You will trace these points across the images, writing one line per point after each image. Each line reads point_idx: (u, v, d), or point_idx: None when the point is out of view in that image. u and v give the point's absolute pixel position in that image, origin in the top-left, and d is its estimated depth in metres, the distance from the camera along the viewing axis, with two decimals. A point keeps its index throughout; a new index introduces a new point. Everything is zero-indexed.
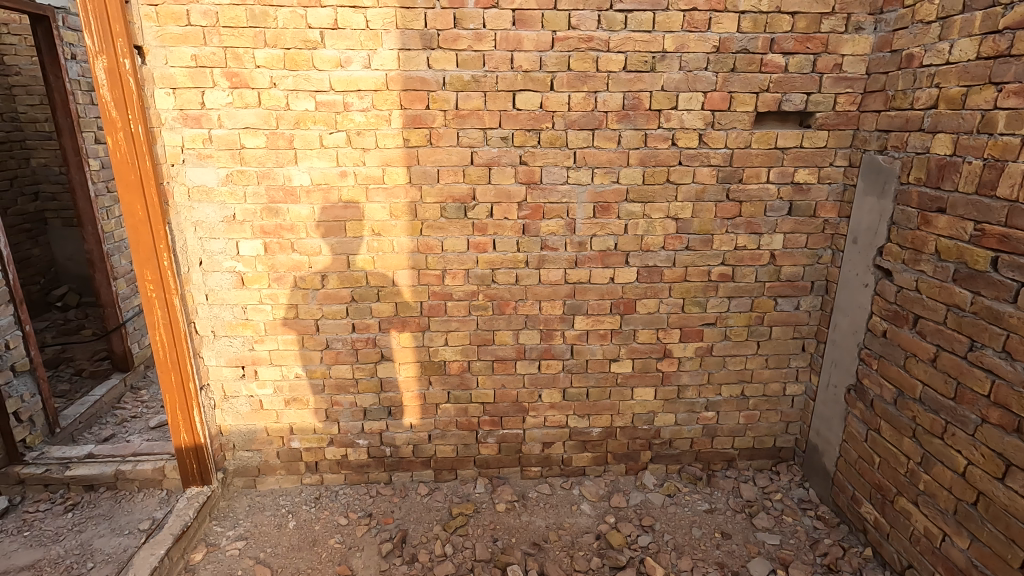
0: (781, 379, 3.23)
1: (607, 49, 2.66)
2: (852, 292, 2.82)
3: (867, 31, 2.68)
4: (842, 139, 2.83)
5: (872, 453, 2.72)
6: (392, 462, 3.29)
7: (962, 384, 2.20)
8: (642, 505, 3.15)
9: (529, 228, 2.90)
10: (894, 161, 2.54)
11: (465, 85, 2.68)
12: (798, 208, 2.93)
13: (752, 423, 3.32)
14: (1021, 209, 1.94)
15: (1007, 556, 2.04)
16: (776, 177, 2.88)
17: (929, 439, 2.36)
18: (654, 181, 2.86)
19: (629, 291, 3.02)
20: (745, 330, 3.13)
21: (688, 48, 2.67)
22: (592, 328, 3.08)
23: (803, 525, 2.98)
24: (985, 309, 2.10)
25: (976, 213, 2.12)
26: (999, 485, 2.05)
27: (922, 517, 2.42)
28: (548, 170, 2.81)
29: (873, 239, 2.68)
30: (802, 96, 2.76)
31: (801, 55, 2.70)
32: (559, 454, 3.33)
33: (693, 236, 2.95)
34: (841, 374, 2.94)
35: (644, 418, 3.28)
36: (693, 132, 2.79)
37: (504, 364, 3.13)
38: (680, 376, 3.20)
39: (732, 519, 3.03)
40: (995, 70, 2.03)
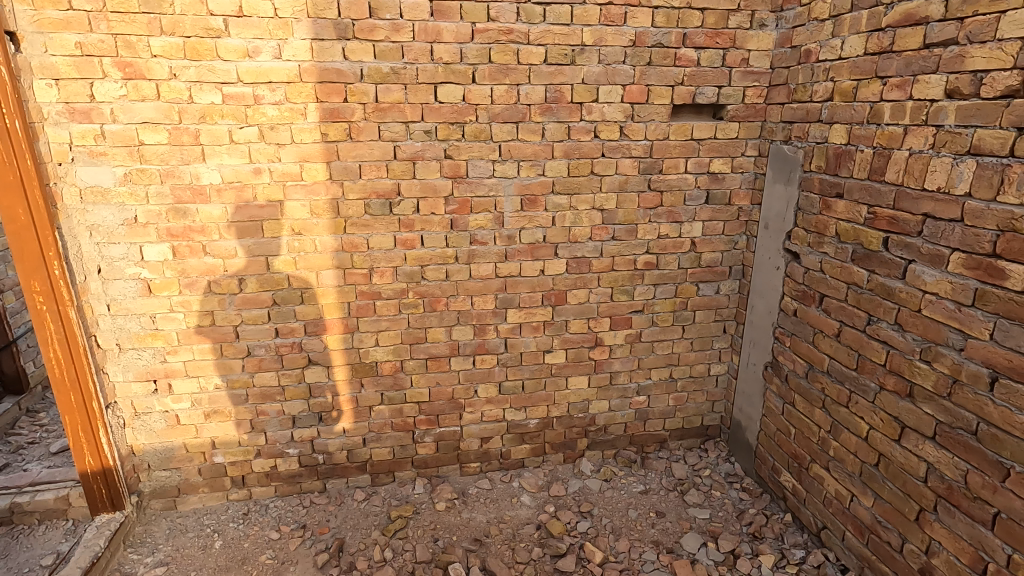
0: (705, 361, 3.39)
1: (527, 42, 2.66)
2: (766, 275, 2.99)
3: (770, 28, 2.83)
4: (752, 130, 2.98)
5: (789, 425, 2.90)
6: (325, 470, 3.17)
7: (863, 356, 2.38)
8: (580, 492, 3.21)
9: (458, 223, 2.86)
10: (798, 150, 2.71)
11: (384, 78, 2.60)
12: (715, 197, 3.07)
13: (681, 405, 3.45)
14: (906, 193, 2.11)
15: (905, 510, 2.22)
16: (694, 167, 3.00)
17: (836, 408, 2.55)
18: (579, 173, 2.89)
19: (559, 282, 3.06)
20: (670, 315, 3.24)
21: (606, 41, 2.72)
22: (525, 321, 3.10)
23: (730, 497, 3.14)
24: (879, 286, 2.27)
25: (868, 198, 2.29)
26: (896, 446, 2.24)
27: (833, 480, 2.60)
28: (473, 164, 2.79)
29: (782, 224, 2.85)
30: (714, 89, 2.88)
31: (712, 49, 2.82)
32: (498, 448, 3.33)
33: (619, 226, 3.02)
34: (759, 352, 3.12)
35: (579, 406, 3.34)
36: (614, 125, 2.85)
37: (438, 362, 3.08)
38: (612, 363, 3.28)
39: (666, 497, 3.15)
40: (880, 65, 2.20)
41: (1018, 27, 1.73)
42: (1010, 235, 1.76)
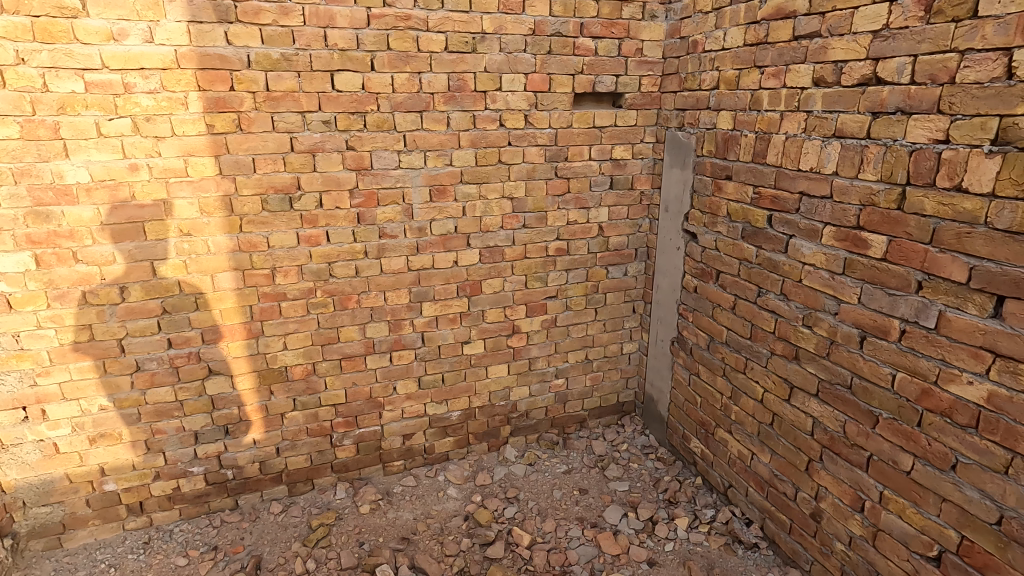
0: (618, 340, 3.53)
1: (426, 29, 2.61)
2: (669, 255, 3.16)
3: (660, 19, 2.97)
4: (649, 118, 3.12)
5: (695, 395, 3.09)
6: (236, 486, 2.97)
7: (755, 325, 2.58)
8: (506, 479, 3.24)
9: (365, 217, 2.76)
10: (690, 136, 2.87)
11: (274, 64, 2.44)
12: (618, 182, 3.18)
13: (597, 384, 3.58)
14: (785, 173, 2.30)
15: (797, 462, 2.45)
16: (597, 154, 3.09)
17: (735, 375, 2.75)
18: (487, 162, 2.89)
19: (474, 272, 3.05)
20: (583, 299, 3.34)
21: (506, 29, 2.72)
22: (441, 314, 3.06)
23: (647, 468, 3.30)
24: (766, 260, 2.47)
25: (753, 179, 2.47)
26: (786, 405, 2.46)
27: (736, 442, 2.82)
28: (378, 154, 2.70)
29: (680, 206, 3.02)
30: (612, 78, 2.98)
31: (608, 39, 2.90)
32: (421, 443, 3.28)
33: (529, 214, 3.06)
34: (665, 329, 3.29)
35: (500, 395, 3.36)
36: (519, 113, 2.87)
37: (353, 362, 2.98)
38: (530, 349, 3.33)
39: (588, 474, 3.26)
40: (758, 55, 2.38)
41: (868, 22, 1.91)
42: (869, 209, 1.96)
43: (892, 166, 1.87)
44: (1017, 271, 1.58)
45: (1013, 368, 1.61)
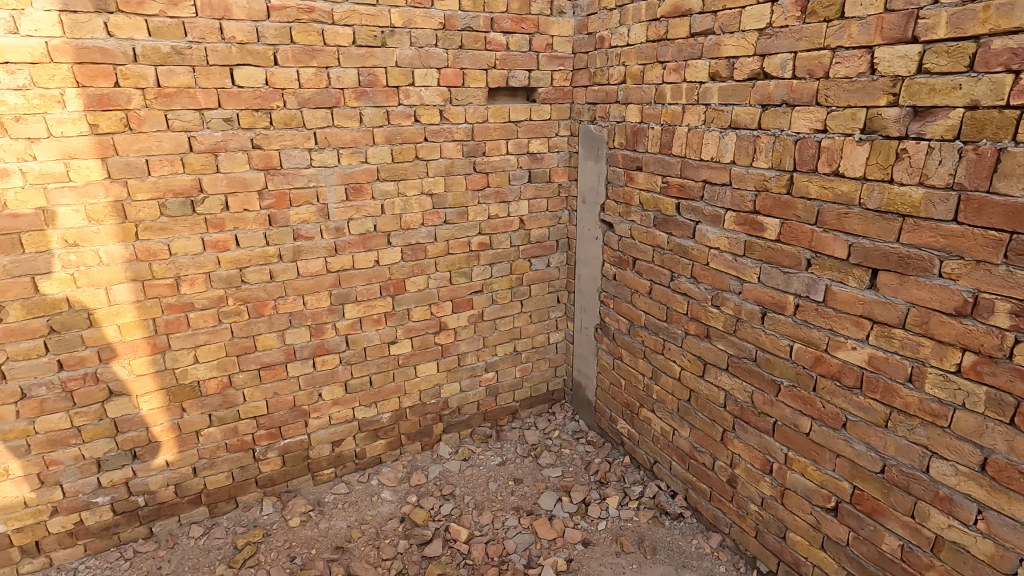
0: (544, 331, 3.60)
1: (332, 22, 2.52)
2: (588, 245, 3.26)
3: (568, 15, 3.04)
4: (562, 112, 3.19)
5: (619, 378, 3.22)
6: (149, 512, 2.77)
7: (670, 308, 2.72)
8: (441, 476, 3.24)
9: (277, 219, 2.64)
10: (602, 129, 2.97)
11: (164, 58, 2.27)
12: (536, 175, 3.24)
13: (527, 375, 3.64)
14: (689, 163, 2.44)
15: (713, 434, 2.61)
16: (514, 148, 3.12)
17: (655, 356, 2.89)
18: (403, 158, 2.84)
19: (396, 271, 3.00)
20: (508, 292, 3.38)
21: (416, 24, 2.69)
22: (364, 315, 2.99)
23: (578, 452, 3.41)
24: (676, 245, 2.61)
25: (661, 169, 2.60)
26: (701, 381, 2.61)
27: (658, 419, 2.96)
28: (287, 153, 2.58)
29: (596, 197, 3.12)
30: (525, 73, 3.02)
31: (518, 34, 2.94)
32: (351, 449, 3.20)
33: (449, 210, 3.04)
34: (588, 316, 3.40)
35: (431, 393, 3.34)
36: (433, 109, 2.85)
37: (272, 371, 2.85)
38: (458, 345, 3.33)
39: (522, 464, 3.32)
40: (659, 51, 2.50)
41: (754, 20, 2.06)
42: (763, 194, 2.13)
43: (781, 154, 2.03)
44: (887, 246, 1.76)
45: (887, 333, 1.80)
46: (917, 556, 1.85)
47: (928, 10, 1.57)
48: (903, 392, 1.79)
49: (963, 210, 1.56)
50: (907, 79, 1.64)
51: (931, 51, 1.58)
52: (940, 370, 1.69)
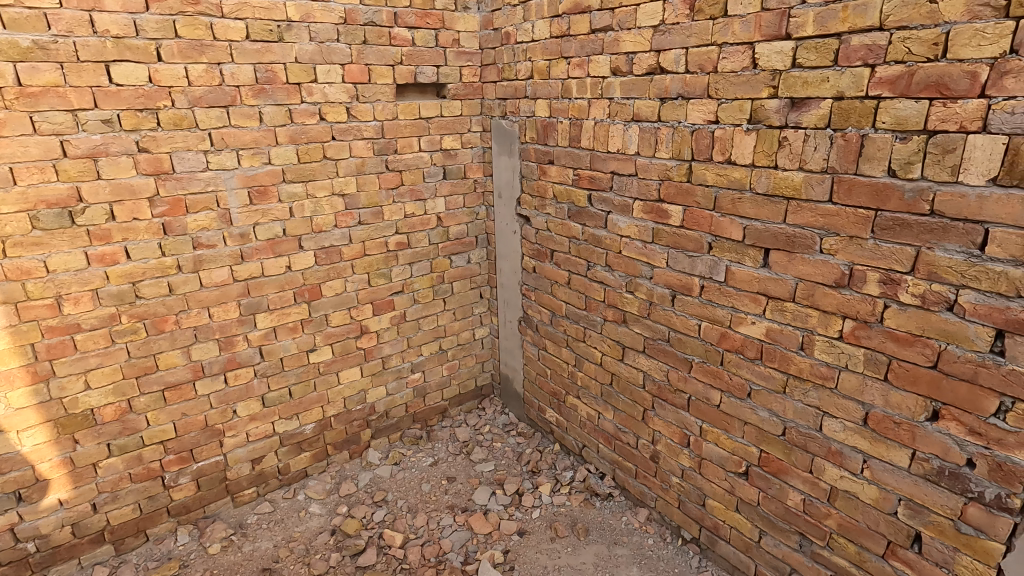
0: (469, 327, 3.60)
1: (221, 15, 2.37)
2: (507, 239, 3.29)
3: (473, 10, 3.03)
4: (473, 108, 3.19)
5: (545, 368, 3.28)
6: (42, 559, 2.50)
7: (588, 296, 2.81)
8: (372, 483, 3.16)
9: (172, 227, 2.45)
10: (513, 125, 3.01)
11: (24, 54, 2.04)
12: (451, 172, 3.22)
13: (454, 373, 3.63)
14: (598, 156, 2.53)
15: (634, 413, 2.73)
16: (427, 145, 3.09)
17: (577, 344, 2.98)
18: (310, 158, 2.73)
19: (310, 276, 2.88)
20: (430, 291, 3.34)
21: (315, 18, 2.58)
22: (278, 324, 2.85)
23: (509, 445, 3.44)
24: (591, 236, 2.69)
25: (572, 162, 2.68)
26: (621, 364, 2.72)
27: (584, 405, 3.05)
28: (179, 156, 2.40)
29: (512, 192, 3.16)
30: (432, 69, 2.99)
31: (424, 29, 2.90)
32: (274, 465, 3.04)
33: (363, 210, 2.96)
34: (512, 310, 3.43)
35: (356, 399, 3.24)
36: (339, 106, 2.75)
37: (179, 390, 2.65)
38: (382, 348, 3.26)
39: (454, 462, 3.31)
40: (563, 47, 2.56)
41: (648, 17, 2.16)
42: (667, 183, 2.24)
43: (680, 145, 2.15)
44: (775, 227, 1.91)
45: (780, 306, 1.96)
46: (816, 508, 2.03)
47: (798, 9, 1.71)
48: (797, 360, 1.95)
49: (836, 191, 1.72)
50: (784, 73, 1.78)
51: (802, 47, 1.72)
52: (826, 337, 1.86)
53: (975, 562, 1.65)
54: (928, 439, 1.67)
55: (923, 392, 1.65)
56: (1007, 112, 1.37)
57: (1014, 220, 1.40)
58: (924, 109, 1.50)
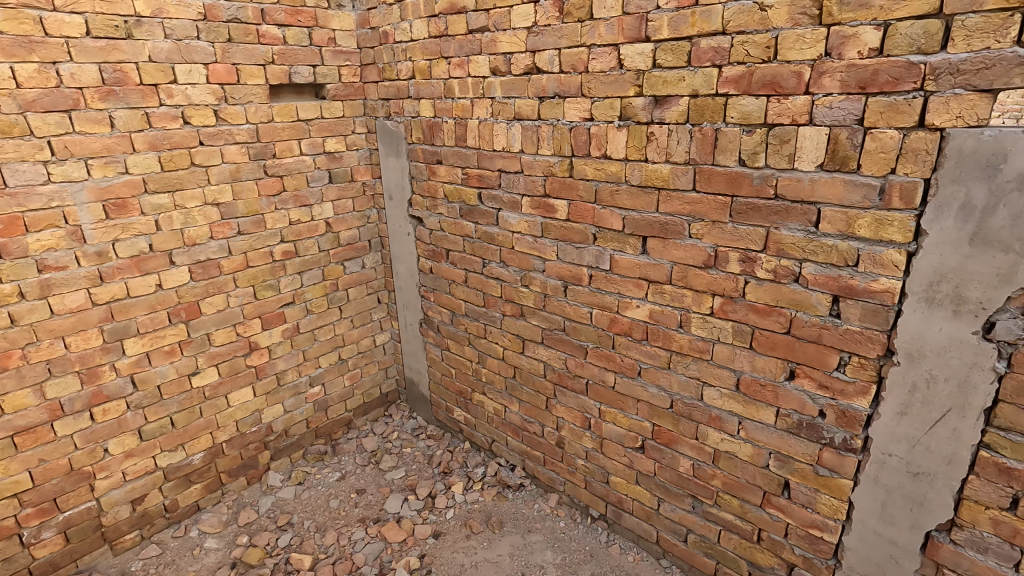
0: (369, 334, 3.51)
1: (52, 8, 2.11)
2: (401, 241, 3.24)
3: (348, 8, 2.95)
4: (356, 109, 3.11)
5: (450, 368, 3.28)
6: None
7: (486, 293, 2.85)
8: (274, 507, 2.99)
9: (9, 249, 2.15)
10: (398, 125, 2.97)
11: None
12: (337, 175, 3.11)
13: (356, 382, 3.52)
14: (484, 154, 2.57)
15: (538, 403, 2.81)
16: (308, 148, 2.96)
17: (478, 341, 3.01)
18: (176, 165, 2.51)
19: (186, 293, 2.65)
20: (324, 300, 3.21)
21: (169, 13, 2.37)
22: (152, 348, 2.59)
23: (419, 449, 3.40)
24: (484, 233, 2.73)
25: (460, 161, 2.70)
26: (523, 356, 2.79)
27: (490, 400, 3.09)
28: (11, 168, 2.11)
29: (402, 193, 3.12)
30: (308, 69, 2.87)
31: (295, 27, 2.77)
32: (159, 503, 2.78)
33: (242, 219, 2.78)
34: (412, 312, 3.39)
35: (250, 421, 3.04)
36: (205, 109, 2.55)
37: (33, 434, 2.34)
38: (275, 364, 3.08)
39: (362, 474, 3.21)
40: (443, 47, 2.57)
41: (522, 19, 2.22)
42: (551, 178, 2.33)
43: (560, 142, 2.24)
44: (650, 216, 2.06)
45: (660, 289, 2.12)
46: (704, 471, 2.22)
47: (654, 13, 1.85)
48: (678, 337, 2.12)
49: (699, 181, 1.88)
50: (646, 73, 1.92)
51: (660, 49, 1.87)
52: (700, 314, 2.03)
53: (832, 499, 1.89)
54: (788, 397, 1.89)
55: (781, 356, 1.86)
56: (826, 107, 1.57)
57: (839, 200, 1.62)
58: (763, 105, 1.69)
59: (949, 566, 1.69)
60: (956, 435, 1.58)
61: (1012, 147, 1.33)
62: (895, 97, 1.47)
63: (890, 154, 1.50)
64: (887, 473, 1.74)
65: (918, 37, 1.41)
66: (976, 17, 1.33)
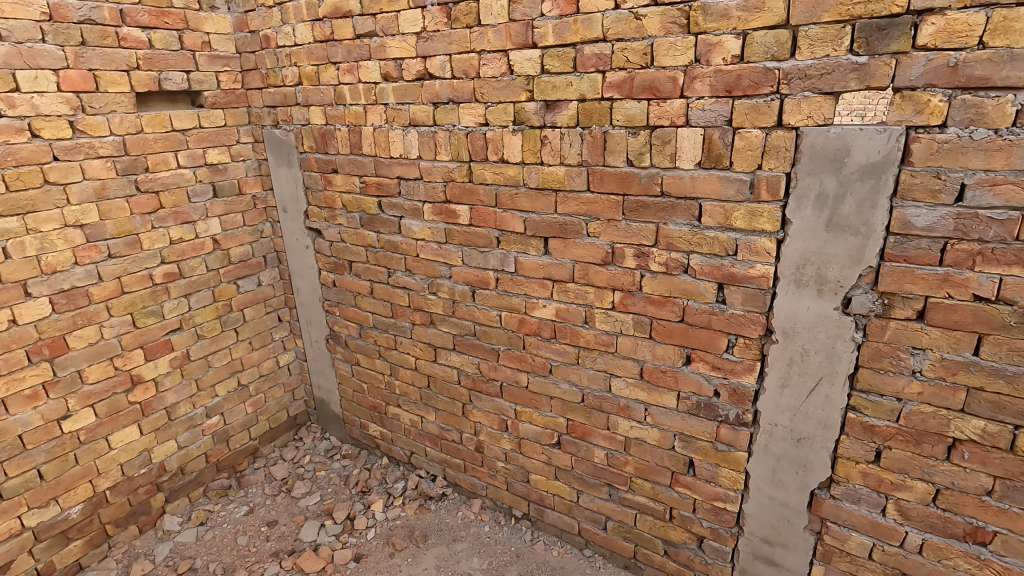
0: (271, 355, 3.31)
1: None
2: (300, 255, 3.09)
3: (222, 10, 2.76)
4: (239, 117, 2.92)
5: (361, 383, 3.17)
6: None
7: (394, 303, 2.78)
8: (173, 554, 2.73)
9: None
10: (288, 134, 2.83)
11: None
12: (223, 189, 2.90)
13: (260, 408, 3.30)
14: (381, 161, 2.51)
15: (455, 410, 2.78)
16: (187, 160, 2.73)
17: (389, 352, 2.93)
18: (25, 184, 2.21)
19: (48, 328, 2.35)
20: (216, 323, 2.98)
21: (4, 13, 2.09)
22: (7, 394, 2.27)
23: (334, 470, 3.25)
24: (387, 243, 2.66)
25: (357, 170, 2.62)
26: (436, 364, 2.75)
27: (406, 412, 3.02)
28: None
29: (297, 205, 2.97)
30: (181, 75, 2.65)
31: (162, 30, 2.54)
32: (29, 568, 2.44)
33: (112, 241, 2.50)
34: (316, 328, 3.24)
35: (137, 462, 2.76)
36: (58, 120, 2.27)
37: None
38: (164, 398, 2.81)
39: (273, 504, 3.02)
40: (330, 52, 2.48)
41: (410, 24, 2.20)
42: (451, 184, 2.32)
43: (458, 147, 2.24)
44: (549, 217, 2.11)
45: (564, 288, 2.18)
46: (617, 459, 2.31)
47: (539, 21, 1.90)
48: (584, 333, 2.19)
49: (592, 181, 1.96)
50: (536, 78, 1.96)
51: (547, 55, 1.92)
52: (603, 309, 2.11)
53: (731, 471, 2.03)
54: (687, 380, 2.01)
55: (678, 342, 1.98)
56: (700, 109, 1.70)
57: (717, 194, 1.75)
58: (645, 108, 1.79)
59: (832, 519, 1.88)
60: (828, 401, 1.76)
61: (853, 142, 1.51)
62: (756, 100, 1.61)
63: (756, 151, 1.65)
64: (775, 442, 1.91)
65: (772, 45, 1.56)
66: (817, 28, 1.49)
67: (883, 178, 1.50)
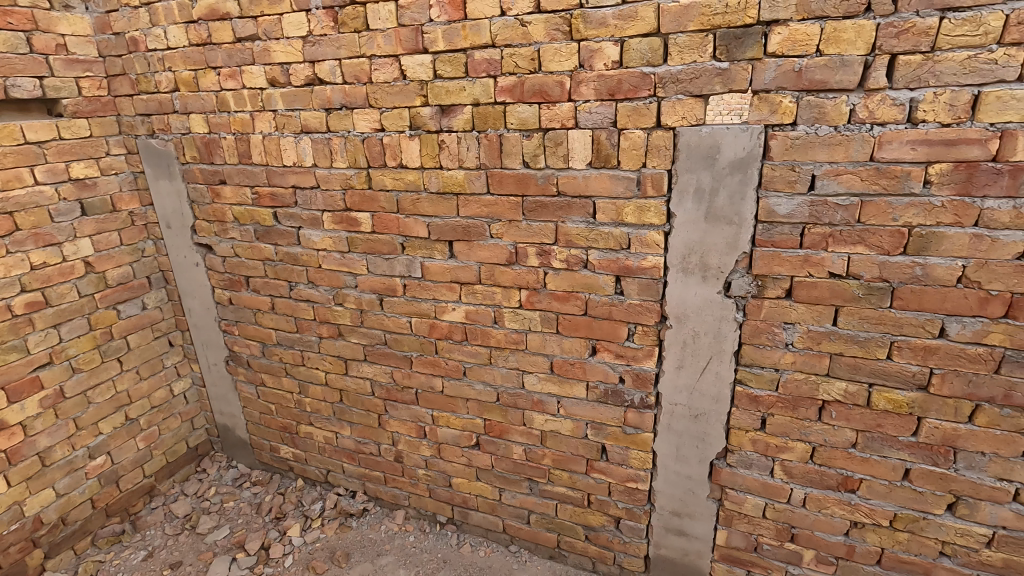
0: (164, 384, 3.05)
1: None
2: (189, 273, 2.88)
3: (79, 10, 2.52)
4: (107, 126, 2.67)
5: (268, 404, 3.01)
6: None
7: (298, 317, 2.67)
8: None
9: None
10: (166, 143, 2.63)
11: None
12: (92, 206, 2.63)
13: (154, 442, 3.03)
14: (273, 170, 2.40)
15: (371, 422, 2.72)
16: (46, 176, 2.44)
17: (296, 369, 2.80)
18: None
19: None
20: (95, 353, 2.70)
21: None
22: None
23: (245, 499, 3.06)
24: (286, 255, 2.55)
25: (247, 180, 2.48)
26: (348, 377, 2.67)
27: (319, 429, 2.91)
28: None
29: (183, 219, 2.76)
30: (33, 81, 2.37)
31: (5, 31, 2.26)
32: None
33: None
34: (214, 350, 3.03)
35: (5, 519, 2.44)
36: None
37: None
38: (35, 443, 2.51)
39: (176, 544, 2.79)
40: (208, 56, 2.33)
41: (295, 28, 2.12)
42: (350, 191, 2.26)
43: (354, 154, 2.19)
44: (452, 221, 2.12)
45: (471, 290, 2.20)
46: (535, 453, 2.37)
47: (428, 26, 1.91)
48: (494, 333, 2.23)
49: (491, 184, 2.00)
50: (429, 83, 1.97)
51: (439, 60, 1.93)
52: (511, 308, 2.16)
53: (640, 452, 2.15)
54: (594, 370, 2.10)
55: (584, 334, 2.07)
56: (587, 112, 1.79)
57: (608, 192, 1.84)
58: (537, 111, 1.85)
59: (730, 486, 2.05)
60: (718, 377, 1.92)
61: (722, 140, 1.66)
62: (637, 102, 1.72)
63: (640, 150, 1.76)
64: (677, 420, 2.04)
65: (646, 52, 1.67)
66: (684, 36, 1.62)
67: (749, 172, 1.66)
